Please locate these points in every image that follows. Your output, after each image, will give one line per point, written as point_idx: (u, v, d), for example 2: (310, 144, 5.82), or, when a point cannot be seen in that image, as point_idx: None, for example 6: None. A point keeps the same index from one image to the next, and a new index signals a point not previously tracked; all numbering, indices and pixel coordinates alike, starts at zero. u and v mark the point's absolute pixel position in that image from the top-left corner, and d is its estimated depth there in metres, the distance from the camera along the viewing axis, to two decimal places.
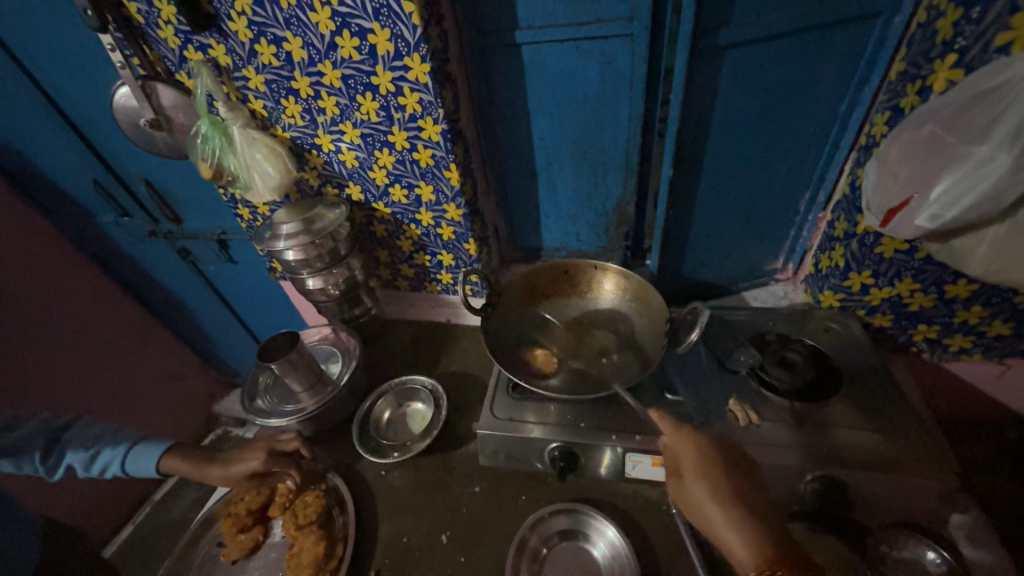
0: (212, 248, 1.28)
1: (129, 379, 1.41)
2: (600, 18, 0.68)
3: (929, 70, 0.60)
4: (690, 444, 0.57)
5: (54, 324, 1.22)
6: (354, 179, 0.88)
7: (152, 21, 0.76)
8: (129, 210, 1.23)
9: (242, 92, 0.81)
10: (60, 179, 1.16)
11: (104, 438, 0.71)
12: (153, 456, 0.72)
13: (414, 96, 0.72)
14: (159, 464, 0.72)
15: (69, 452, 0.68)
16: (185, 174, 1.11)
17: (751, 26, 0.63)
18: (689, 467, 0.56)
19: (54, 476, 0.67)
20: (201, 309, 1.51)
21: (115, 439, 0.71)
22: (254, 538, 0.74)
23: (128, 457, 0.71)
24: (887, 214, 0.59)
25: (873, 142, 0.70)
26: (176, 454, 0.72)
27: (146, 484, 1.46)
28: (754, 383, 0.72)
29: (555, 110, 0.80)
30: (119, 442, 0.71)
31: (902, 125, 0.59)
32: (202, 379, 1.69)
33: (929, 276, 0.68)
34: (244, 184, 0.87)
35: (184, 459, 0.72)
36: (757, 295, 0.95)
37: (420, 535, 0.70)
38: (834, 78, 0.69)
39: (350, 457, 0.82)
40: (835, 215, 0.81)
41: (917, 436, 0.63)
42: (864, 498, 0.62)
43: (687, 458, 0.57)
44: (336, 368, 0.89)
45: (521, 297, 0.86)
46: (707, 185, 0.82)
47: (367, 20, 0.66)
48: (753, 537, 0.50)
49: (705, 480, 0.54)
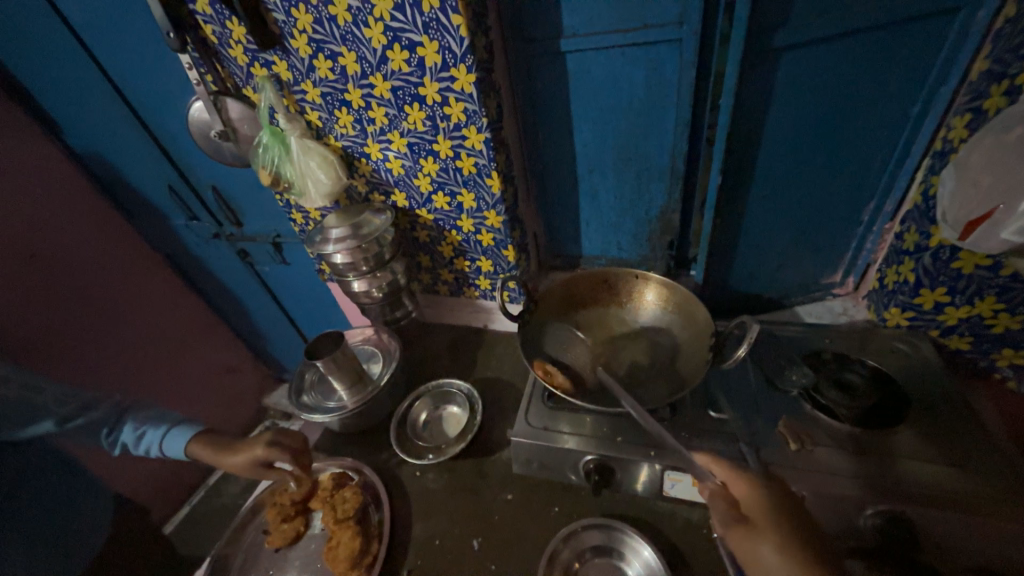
0: (268, 250, 1.37)
1: (191, 370, 1.52)
2: (647, 24, 0.67)
3: (1018, 69, 0.55)
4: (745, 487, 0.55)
5: (130, 316, 1.34)
6: (400, 187, 0.91)
7: (225, 41, 0.82)
8: (197, 214, 1.34)
9: (300, 105, 0.87)
10: (141, 186, 1.28)
11: (150, 421, 0.78)
12: (184, 438, 0.76)
13: (459, 105, 0.74)
14: (188, 447, 0.76)
15: (122, 429, 0.77)
16: (247, 181, 1.19)
17: (811, 27, 0.60)
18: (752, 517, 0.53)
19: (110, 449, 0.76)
20: (256, 307, 1.61)
21: (159, 420, 0.78)
22: (296, 528, 0.77)
23: (165, 438, 0.77)
24: (967, 226, 0.54)
25: (950, 148, 0.64)
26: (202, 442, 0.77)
27: (202, 470, 1.57)
28: (807, 405, 0.67)
29: (598, 118, 0.80)
30: (160, 424, 0.78)
31: (987, 129, 0.53)
32: (254, 373, 1.80)
33: (1017, 295, 0.61)
34: (298, 191, 0.92)
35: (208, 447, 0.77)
36: (813, 311, 0.89)
37: (452, 539, 0.70)
38: (905, 79, 0.64)
39: (387, 456, 0.84)
40: (904, 226, 0.75)
41: (1002, 474, 0.56)
42: (935, 539, 0.55)
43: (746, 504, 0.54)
44: (377, 369, 0.92)
45: (559, 305, 0.86)
46: (758, 194, 0.78)
47: (417, 33, 0.68)
48: None
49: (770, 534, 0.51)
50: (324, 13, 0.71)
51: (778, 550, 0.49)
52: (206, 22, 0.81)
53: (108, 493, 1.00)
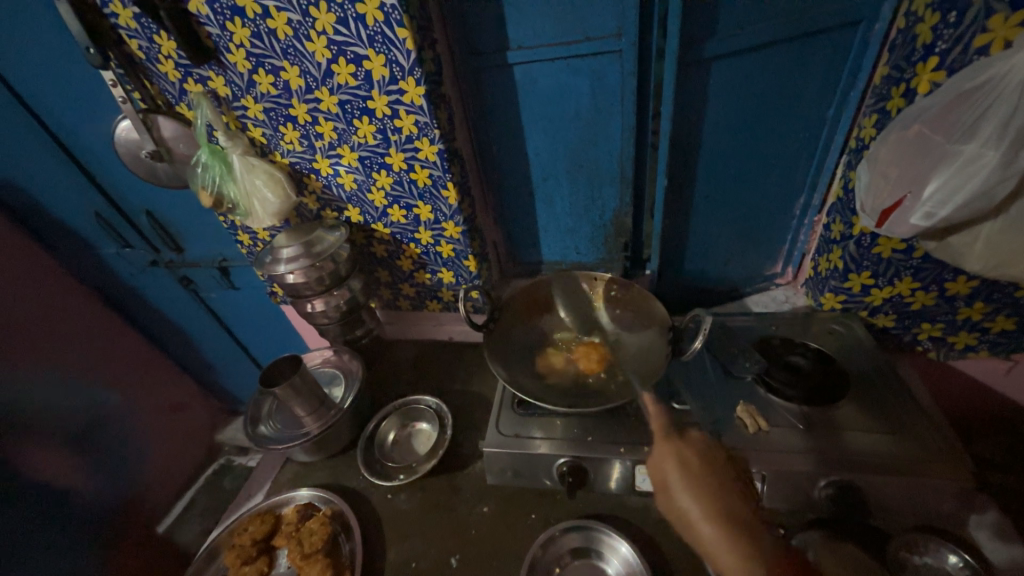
0: (213, 275, 1.29)
1: (133, 410, 1.38)
2: (589, 36, 0.71)
3: (912, 74, 0.61)
4: (675, 466, 0.59)
5: (63, 355, 1.21)
6: (353, 202, 0.89)
7: (153, 56, 0.78)
8: (131, 242, 1.24)
9: (240, 121, 0.83)
10: (61, 212, 1.17)
11: (241, 522, 0.77)
12: (230, 529, 0.77)
13: (410, 118, 0.74)
14: (233, 525, 0.77)
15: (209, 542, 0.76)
16: (186, 204, 1.12)
17: (735, 38, 0.65)
18: (675, 479, 0.58)
19: (211, 543, 0.75)
20: (203, 337, 1.50)
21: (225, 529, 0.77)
22: (258, 569, 0.71)
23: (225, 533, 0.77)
24: (881, 214, 0.59)
25: (863, 145, 0.71)
26: (241, 522, 0.77)
27: (151, 518, 1.41)
28: (761, 389, 0.71)
29: (549, 127, 0.82)
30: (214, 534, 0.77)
31: (890, 128, 0.59)
32: (205, 407, 1.66)
33: (929, 274, 0.69)
34: (244, 211, 0.87)
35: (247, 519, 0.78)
36: (759, 301, 0.95)
37: (430, 559, 0.68)
38: (818, 85, 0.71)
39: (356, 481, 0.81)
40: (830, 217, 0.81)
41: (935, 439, 0.62)
42: (880, 503, 0.60)
43: (674, 477, 0.59)
44: (339, 392, 0.89)
45: (523, 312, 0.87)
46: (702, 193, 0.83)
47: (362, 47, 0.68)
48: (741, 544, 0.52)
49: (692, 491, 0.56)
50: (262, 27, 0.69)
51: (704, 502, 0.55)
52: (131, 37, 0.77)
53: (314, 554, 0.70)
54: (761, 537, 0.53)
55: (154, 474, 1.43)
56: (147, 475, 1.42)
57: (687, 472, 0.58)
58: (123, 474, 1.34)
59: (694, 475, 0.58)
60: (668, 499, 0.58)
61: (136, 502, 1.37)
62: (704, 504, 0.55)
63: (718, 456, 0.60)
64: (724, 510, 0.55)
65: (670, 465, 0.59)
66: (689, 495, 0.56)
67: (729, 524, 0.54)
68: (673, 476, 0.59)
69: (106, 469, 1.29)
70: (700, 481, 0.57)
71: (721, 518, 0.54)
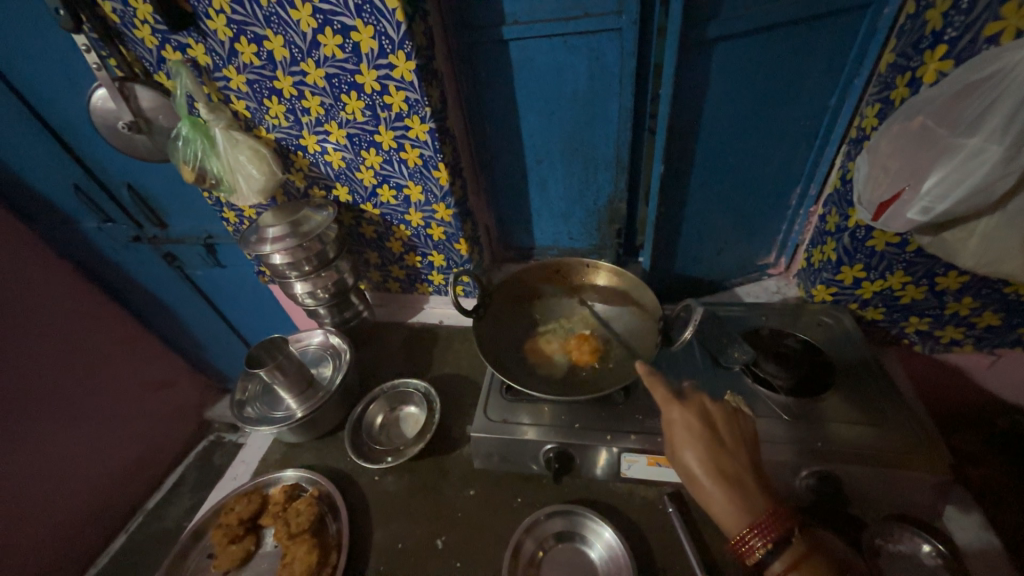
0: (198, 252, 1.26)
1: (120, 388, 1.36)
2: (588, 13, 0.68)
3: (918, 62, 0.60)
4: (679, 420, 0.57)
5: (46, 331, 1.18)
6: (341, 180, 0.87)
7: (129, 21, 0.74)
8: (112, 216, 1.20)
9: (223, 93, 0.80)
10: (38, 183, 1.13)
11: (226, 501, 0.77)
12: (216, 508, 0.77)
13: (400, 94, 0.71)
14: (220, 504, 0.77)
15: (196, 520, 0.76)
16: (169, 178, 1.09)
17: (739, 19, 0.63)
18: (681, 438, 0.56)
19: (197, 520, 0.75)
20: (191, 314, 1.48)
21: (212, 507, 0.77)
22: (246, 548, 0.72)
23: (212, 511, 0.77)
24: (879, 207, 0.58)
25: (864, 135, 0.69)
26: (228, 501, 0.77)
27: (140, 493, 1.42)
28: (748, 379, 0.71)
29: (544, 107, 0.79)
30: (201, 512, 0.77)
31: (892, 119, 0.58)
32: (193, 385, 1.65)
33: (921, 268, 0.68)
34: (228, 188, 0.85)
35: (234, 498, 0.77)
36: (750, 291, 0.95)
37: (416, 540, 0.69)
38: (822, 72, 0.69)
39: (344, 463, 0.81)
40: (826, 208, 0.80)
41: (917, 433, 0.62)
42: (860, 493, 0.61)
43: (680, 433, 0.56)
44: (327, 373, 0.88)
45: (513, 297, 0.86)
46: (698, 181, 0.82)
47: (350, 17, 0.64)
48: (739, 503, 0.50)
49: (697, 448, 0.54)
50: None
51: (707, 459, 0.53)
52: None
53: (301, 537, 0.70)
54: (753, 493, 0.51)
55: (142, 451, 1.43)
56: (136, 451, 1.41)
57: (692, 431, 0.56)
58: (112, 450, 1.33)
59: (699, 433, 0.55)
60: (675, 451, 0.56)
61: (125, 478, 1.37)
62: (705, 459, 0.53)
63: (725, 420, 0.56)
64: (725, 466, 0.53)
65: (677, 424, 0.57)
66: (693, 451, 0.54)
67: (731, 481, 0.52)
68: (679, 434, 0.56)
69: (93, 445, 1.28)
70: (704, 438, 0.55)
71: (723, 476, 0.52)
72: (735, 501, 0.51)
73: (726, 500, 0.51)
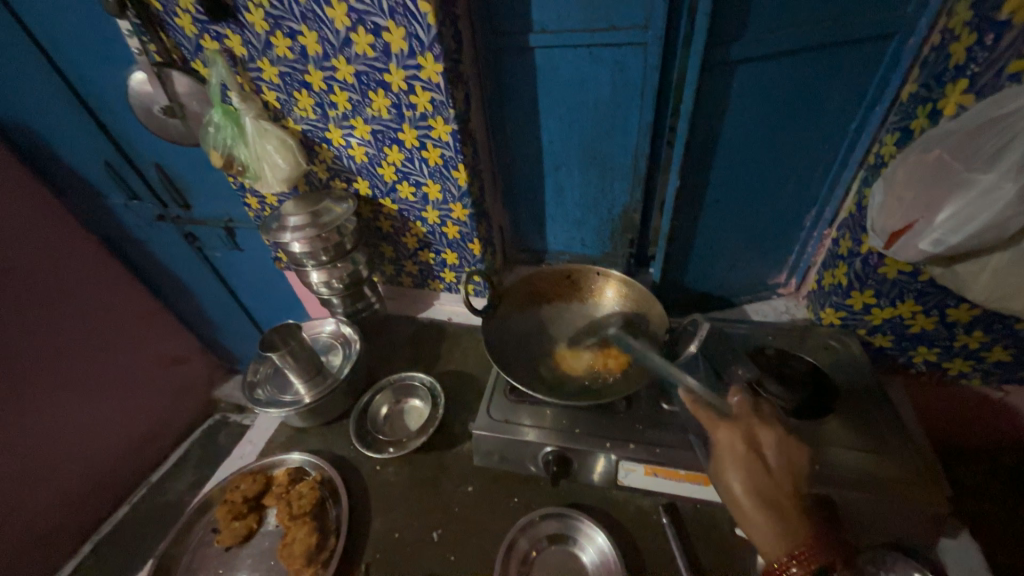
0: (219, 235, 1.29)
1: (134, 361, 1.40)
2: (615, 25, 0.69)
3: (940, 94, 0.60)
4: (728, 440, 0.58)
5: (69, 301, 1.22)
6: (362, 175, 0.89)
7: (170, 9, 0.77)
8: (139, 194, 1.24)
9: (255, 84, 0.82)
10: (71, 158, 1.17)
11: (232, 478, 0.80)
12: (222, 484, 0.79)
13: (426, 95, 0.73)
14: (226, 480, 0.80)
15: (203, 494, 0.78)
16: (197, 161, 1.12)
17: (763, 41, 0.64)
18: (727, 458, 0.57)
19: (205, 494, 0.78)
20: (206, 294, 1.52)
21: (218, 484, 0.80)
22: (248, 526, 0.74)
23: (218, 487, 0.79)
24: (891, 236, 0.58)
25: (882, 162, 0.70)
26: (234, 477, 0.80)
27: (146, 465, 1.46)
28: (750, 397, 0.70)
29: (566, 115, 0.81)
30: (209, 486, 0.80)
31: (911, 148, 0.58)
32: (204, 363, 1.69)
33: (932, 298, 0.68)
34: (254, 175, 0.87)
35: (241, 475, 0.80)
36: (758, 309, 0.95)
37: (413, 531, 0.71)
38: (844, 97, 0.69)
39: (347, 451, 0.83)
40: (840, 232, 0.80)
41: (918, 464, 0.62)
42: (855, 519, 0.61)
43: (726, 454, 0.57)
44: (336, 361, 0.91)
45: (522, 300, 0.87)
46: (713, 197, 0.82)
47: (383, 18, 0.66)
48: (777, 526, 0.53)
49: (742, 472, 0.55)
50: None
51: (751, 482, 0.55)
52: None
53: (303, 519, 0.72)
54: (793, 518, 0.54)
55: (151, 424, 1.47)
56: (145, 424, 1.45)
57: (738, 454, 0.56)
58: (122, 421, 1.37)
59: (749, 458, 0.56)
60: (716, 468, 0.58)
61: (133, 450, 1.41)
62: (750, 484, 0.55)
63: (774, 445, 0.57)
64: (768, 489, 0.55)
65: (724, 444, 0.58)
66: (738, 472, 0.56)
67: (770, 504, 0.54)
68: (727, 456, 0.57)
69: (105, 415, 1.32)
70: (751, 461, 0.56)
71: (766, 500, 0.54)
72: (775, 524, 0.53)
73: (764, 522, 0.54)
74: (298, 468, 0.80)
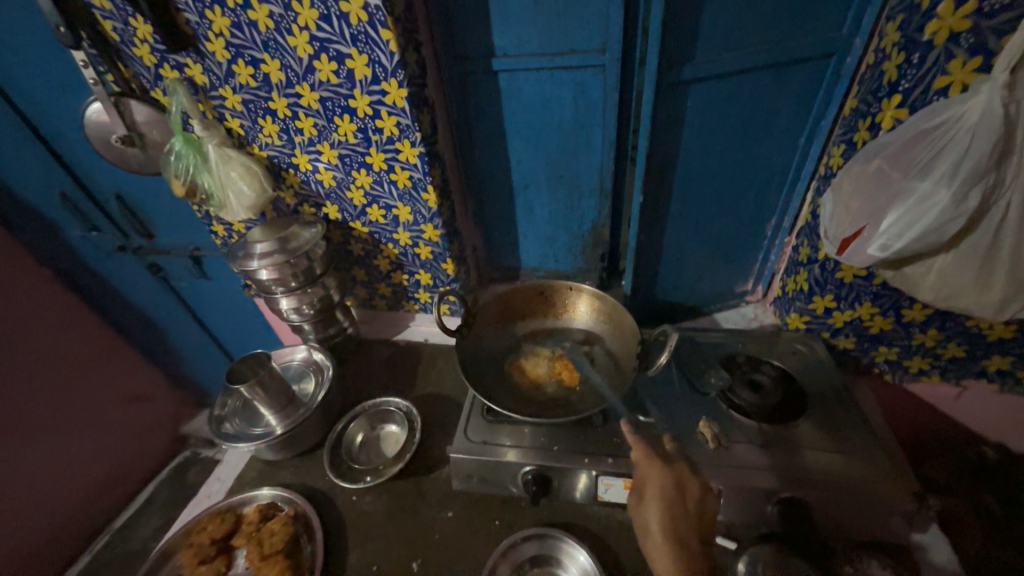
0: (185, 264, 1.26)
1: (94, 400, 1.33)
2: (573, 49, 0.71)
3: (878, 108, 0.64)
4: (654, 481, 0.60)
5: (21, 339, 1.16)
6: (331, 199, 0.88)
7: (128, 39, 0.76)
8: (99, 225, 1.20)
9: (218, 111, 0.81)
10: (25, 191, 1.13)
11: (198, 519, 0.76)
12: (187, 527, 0.75)
13: (391, 119, 0.73)
14: (192, 522, 0.76)
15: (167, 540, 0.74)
16: (159, 190, 1.09)
17: (713, 61, 0.67)
18: (650, 492, 0.59)
19: (169, 539, 0.74)
20: (173, 326, 1.47)
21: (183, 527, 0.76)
22: (216, 569, 0.71)
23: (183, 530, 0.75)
24: (842, 243, 0.61)
25: (832, 173, 0.73)
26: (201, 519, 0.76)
27: (108, 510, 1.37)
28: (723, 405, 0.73)
29: (532, 135, 0.82)
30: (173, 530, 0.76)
31: (854, 160, 0.61)
32: (171, 398, 1.62)
33: (887, 300, 0.71)
34: (219, 203, 0.86)
35: (207, 516, 0.76)
36: (728, 317, 0.98)
37: (391, 563, 0.68)
38: (793, 112, 0.73)
39: (321, 482, 0.80)
40: (799, 240, 0.84)
41: (885, 461, 0.64)
42: (830, 520, 0.63)
43: (651, 489, 0.60)
44: (309, 389, 0.88)
45: (496, 319, 0.87)
46: (677, 210, 0.85)
47: (345, 45, 0.67)
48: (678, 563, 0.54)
49: (660, 508, 0.58)
50: (243, 18, 0.68)
51: (666, 519, 0.57)
52: (106, 18, 0.74)
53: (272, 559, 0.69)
54: (695, 559, 0.55)
55: (114, 465, 1.39)
56: (105, 466, 1.37)
57: (664, 490, 0.59)
58: (81, 464, 1.29)
59: (669, 497, 0.58)
60: (637, 505, 0.60)
61: (93, 495, 1.33)
62: (664, 522, 0.57)
63: (699, 486, 0.60)
64: (681, 530, 0.57)
65: (652, 479, 0.60)
66: (655, 510, 0.58)
67: (676, 544, 0.56)
68: (651, 489, 0.59)
69: (61, 458, 1.24)
70: (673, 502, 0.58)
71: (674, 542, 0.56)
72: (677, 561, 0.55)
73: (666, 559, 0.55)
74: (269, 505, 0.77)
